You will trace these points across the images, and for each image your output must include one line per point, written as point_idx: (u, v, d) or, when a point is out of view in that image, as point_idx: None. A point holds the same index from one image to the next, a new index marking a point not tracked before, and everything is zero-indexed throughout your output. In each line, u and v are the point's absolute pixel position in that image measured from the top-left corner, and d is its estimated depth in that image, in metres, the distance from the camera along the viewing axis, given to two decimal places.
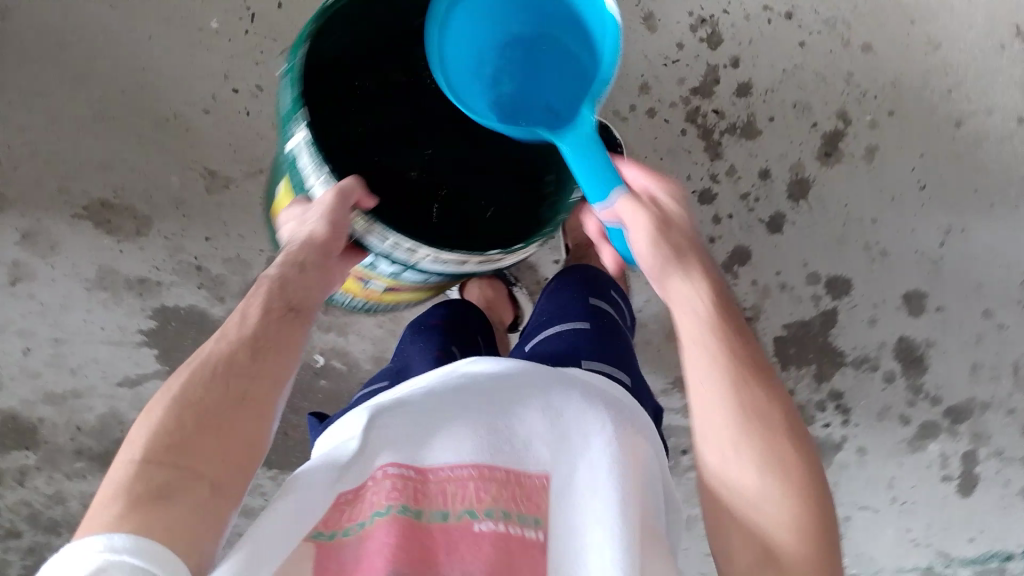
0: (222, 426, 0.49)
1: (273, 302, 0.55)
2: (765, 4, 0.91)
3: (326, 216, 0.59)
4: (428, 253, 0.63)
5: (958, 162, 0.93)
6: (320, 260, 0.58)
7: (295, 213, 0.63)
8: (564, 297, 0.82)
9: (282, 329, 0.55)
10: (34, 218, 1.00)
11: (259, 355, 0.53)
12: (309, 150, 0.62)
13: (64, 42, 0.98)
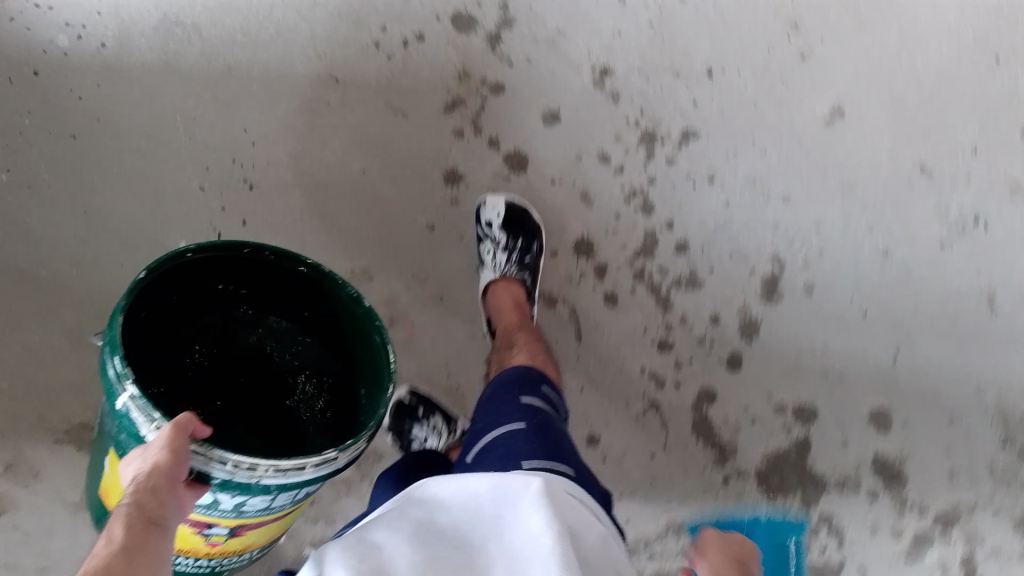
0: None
1: (133, 519, 0.50)
2: (687, 172, 1.01)
3: (161, 451, 0.53)
4: (268, 465, 0.57)
5: (896, 287, 1.00)
6: (169, 490, 0.53)
7: (129, 461, 0.58)
8: (488, 399, 0.76)
9: (151, 532, 0.50)
10: (16, 447, 0.95)
11: (138, 553, 0.48)
12: (138, 403, 0.57)
13: (33, 273, 0.98)
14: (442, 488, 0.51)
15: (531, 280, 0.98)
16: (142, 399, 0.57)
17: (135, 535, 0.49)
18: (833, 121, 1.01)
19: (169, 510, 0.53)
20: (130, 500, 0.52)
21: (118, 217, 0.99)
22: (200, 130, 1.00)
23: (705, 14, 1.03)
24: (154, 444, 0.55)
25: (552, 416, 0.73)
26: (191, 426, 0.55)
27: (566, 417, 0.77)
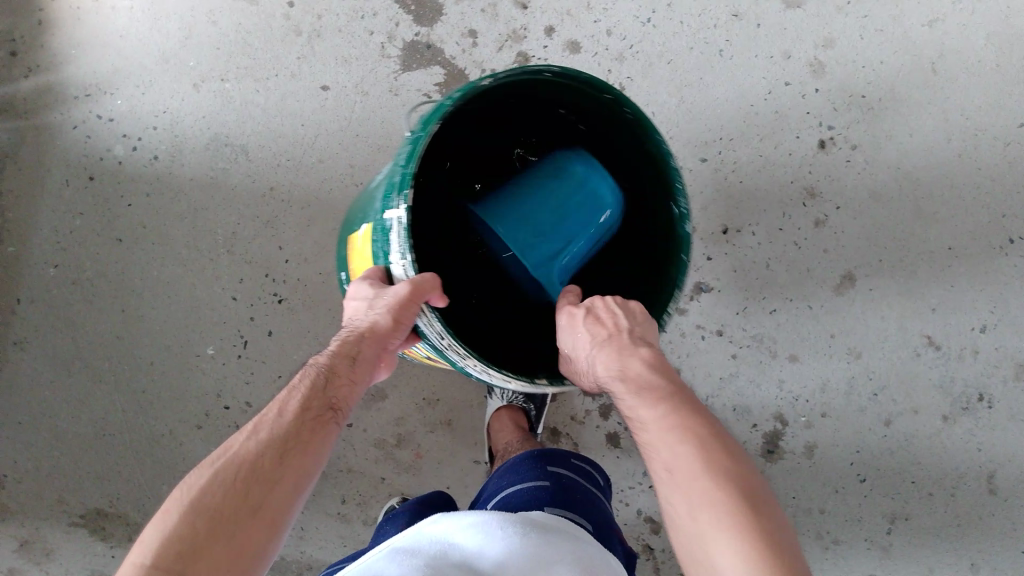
0: (257, 509, 0.56)
1: (312, 404, 0.64)
2: (698, 323, 1.00)
3: (395, 308, 0.67)
4: (475, 364, 0.66)
5: (894, 455, 1.01)
6: (376, 345, 0.68)
7: (366, 291, 0.71)
8: (520, 465, 0.84)
9: (320, 421, 0.63)
10: (33, 527, 1.09)
11: (294, 445, 0.60)
12: (401, 236, 0.67)
13: (72, 367, 1.08)
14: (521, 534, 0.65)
15: (535, 411, 1.02)
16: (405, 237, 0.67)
17: (299, 428, 0.61)
18: (845, 288, 1.00)
19: (362, 377, 0.69)
20: (327, 364, 0.68)
21: (157, 321, 1.07)
22: (239, 247, 1.06)
23: (726, 175, 0.99)
24: (396, 292, 0.68)
25: (578, 483, 0.82)
26: (427, 290, 0.69)
27: (596, 482, 0.86)
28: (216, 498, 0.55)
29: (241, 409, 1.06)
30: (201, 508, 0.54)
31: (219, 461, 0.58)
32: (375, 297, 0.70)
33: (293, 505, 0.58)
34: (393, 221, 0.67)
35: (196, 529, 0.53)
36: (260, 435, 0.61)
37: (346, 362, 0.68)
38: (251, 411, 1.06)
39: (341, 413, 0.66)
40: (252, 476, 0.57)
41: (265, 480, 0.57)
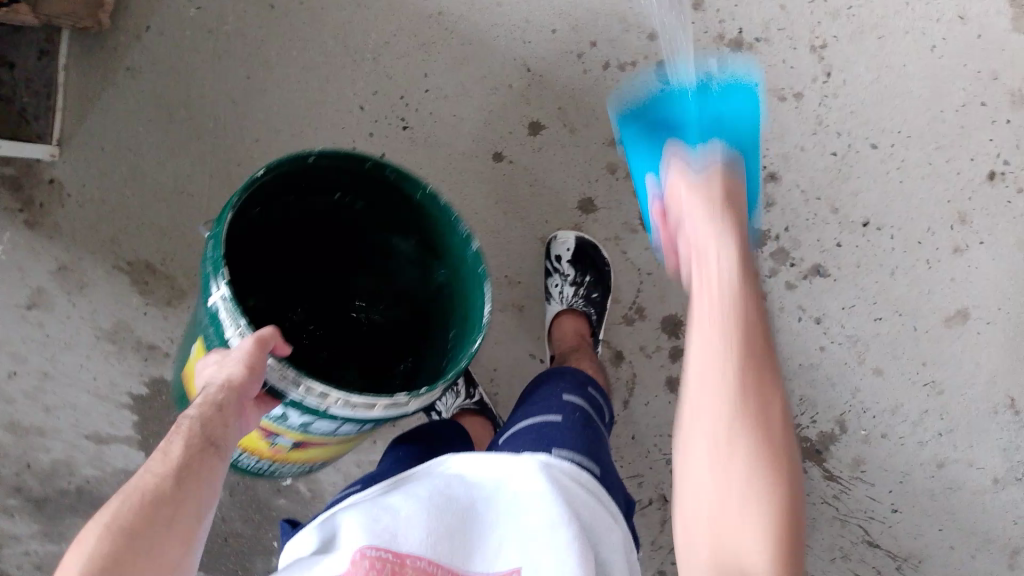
0: (165, 527, 0.51)
1: (194, 438, 0.56)
2: (800, 304, 0.99)
3: (242, 360, 0.57)
4: (338, 394, 0.58)
5: (931, 499, 1.00)
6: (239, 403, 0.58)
7: (212, 360, 0.61)
8: (530, 396, 0.81)
9: (206, 455, 0.56)
10: (76, 256, 1.06)
11: (189, 473, 0.54)
12: (229, 304, 0.58)
13: (173, 114, 1.04)
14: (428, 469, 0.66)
15: (596, 316, 0.99)
16: (231, 306, 0.58)
17: (188, 461, 0.55)
18: (954, 323, 0.98)
19: (231, 426, 0.58)
20: (196, 416, 0.58)
21: (275, 100, 1.03)
22: (385, 57, 1.02)
23: (888, 169, 0.97)
24: (238, 350, 0.58)
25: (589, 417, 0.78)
26: (271, 340, 0.58)
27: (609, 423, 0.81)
28: (127, 523, 0.50)
29: None
30: (116, 540, 0.49)
31: (116, 496, 0.52)
32: (224, 358, 0.59)
33: (199, 528, 0.53)
34: (217, 302, 0.59)
35: (117, 558, 0.48)
36: (151, 466, 0.54)
37: (213, 410, 0.58)
38: None
39: (226, 449, 0.58)
40: (155, 502, 0.52)
41: (167, 506, 0.52)
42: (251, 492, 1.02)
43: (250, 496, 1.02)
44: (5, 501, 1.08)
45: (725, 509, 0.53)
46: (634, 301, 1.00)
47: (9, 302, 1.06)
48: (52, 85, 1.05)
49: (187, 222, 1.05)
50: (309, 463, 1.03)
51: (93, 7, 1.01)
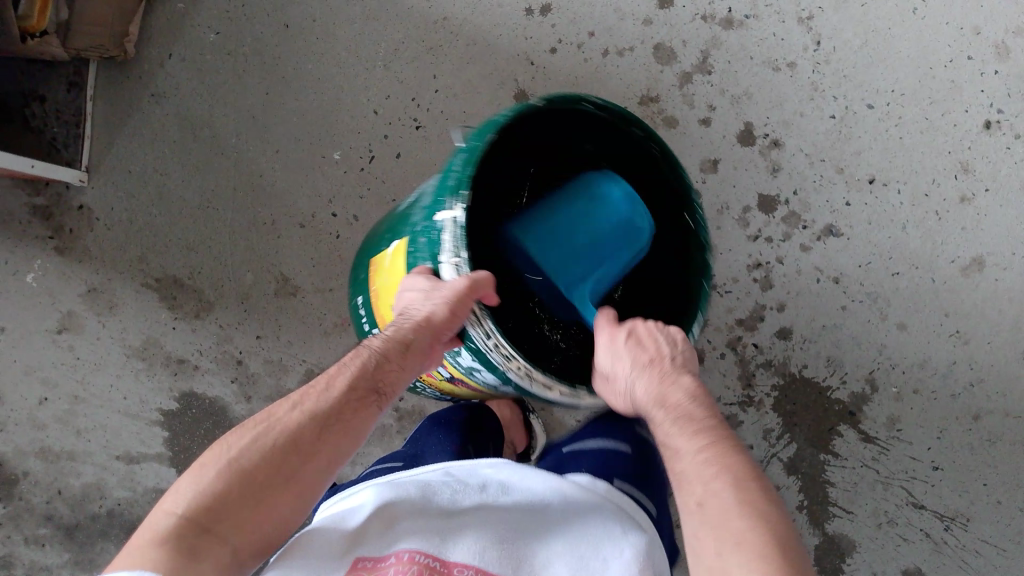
0: (286, 480, 0.58)
1: (359, 384, 0.65)
2: (817, 266, 1.00)
3: (449, 301, 0.64)
4: (521, 368, 0.64)
5: (972, 453, 0.98)
6: (427, 345, 0.67)
7: (419, 283, 0.68)
8: (597, 424, 0.87)
9: (363, 403, 0.64)
10: (105, 277, 1.08)
11: (333, 424, 0.62)
12: (455, 231, 0.66)
13: (196, 133, 1.09)
14: (541, 480, 0.65)
15: None
16: (461, 234, 0.66)
17: (341, 404, 0.63)
18: (972, 272, 0.99)
19: (405, 372, 0.67)
20: (375, 354, 0.67)
21: (293, 112, 1.08)
22: (396, 64, 1.07)
23: (887, 127, 1.01)
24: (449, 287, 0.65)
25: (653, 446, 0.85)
26: (482, 288, 0.66)
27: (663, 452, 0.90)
28: (253, 465, 0.57)
29: (347, 220, 1.07)
30: (235, 477, 0.57)
31: (264, 427, 0.60)
32: (427, 289, 0.67)
33: (323, 479, 0.61)
34: (444, 221, 0.66)
35: (225, 498, 0.56)
36: (304, 406, 0.62)
37: (398, 348, 0.67)
38: (356, 226, 1.07)
39: (385, 398, 0.66)
40: (286, 448, 0.59)
41: (301, 455, 0.59)
42: None
43: None
44: (36, 529, 1.08)
45: (719, 535, 0.53)
46: None
47: (38, 328, 1.08)
48: (81, 114, 1.08)
49: (212, 235, 1.08)
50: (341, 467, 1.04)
51: (119, 37, 1.06)
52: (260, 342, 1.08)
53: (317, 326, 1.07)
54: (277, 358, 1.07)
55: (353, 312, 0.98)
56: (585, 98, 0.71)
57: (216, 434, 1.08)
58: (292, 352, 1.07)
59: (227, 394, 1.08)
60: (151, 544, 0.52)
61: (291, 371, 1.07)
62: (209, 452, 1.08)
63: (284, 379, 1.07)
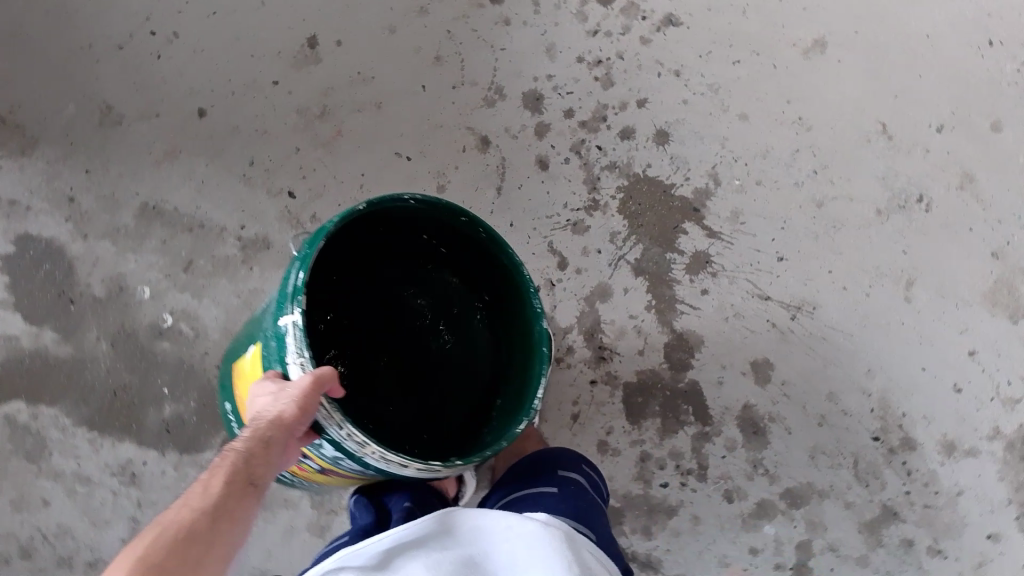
0: (191, 570, 0.53)
1: (235, 474, 0.60)
2: (657, 59, 0.97)
3: (297, 399, 0.62)
4: (375, 450, 0.64)
5: (818, 242, 0.96)
6: (285, 438, 0.62)
7: (268, 386, 0.66)
8: (522, 472, 0.85)
9: (243, 495, 0.59)
10: None
11: (224, 512, 0.57)
12: (297, 333, 0.64)
13: None
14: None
15: (451, 100, 0.98)
16: (300, 337, 0.64)
17: (226, 501, 0.58)
18: (813, 53, 0.96)
19: (270, 466, 0.62)
20: (243, 449, 0.61)
21: None
22: None
23: None
24: (298, 384, 0.63)
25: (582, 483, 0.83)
26: (328, 382, 0.64)
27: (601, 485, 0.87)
28: (156, 556, 0.53)
29: (167, 38, 1.02)
30: (144, 569, 0.52)
31: (155, 529, 0.55)
32: (278, 392, 0.65)
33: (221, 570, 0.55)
34: (286, 324, 0.65)
35: None
36: (190, 503, 0.57)
37: (259, 447, 0.62)
38: (176, 45, 1.02)
39: (261, 491, 0.61)
40: (184, 538, 0.55)
41: (200, 547, 0.55)
42: (129, 341, 1.04)
43: (132, 345, 1.04)
44: None
45: None
46: (492, 81, 0.98)
47: None
48: None
49: (27, 68, 1.02)
50: (186, 302, 1.03)
51: None
52: (89, 179, 1.03)
53: (148, 157, 1.02)
54: (110, 193, 1.03)
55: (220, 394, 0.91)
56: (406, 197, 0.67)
57: (58, 276, 1.04)
58: (124, 185, 1.02)
59: (63, 234, 1.04)
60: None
61: (124, 206, 1.03)
62: (51, 294, 1.04)
63: (117, 216, 1.03)
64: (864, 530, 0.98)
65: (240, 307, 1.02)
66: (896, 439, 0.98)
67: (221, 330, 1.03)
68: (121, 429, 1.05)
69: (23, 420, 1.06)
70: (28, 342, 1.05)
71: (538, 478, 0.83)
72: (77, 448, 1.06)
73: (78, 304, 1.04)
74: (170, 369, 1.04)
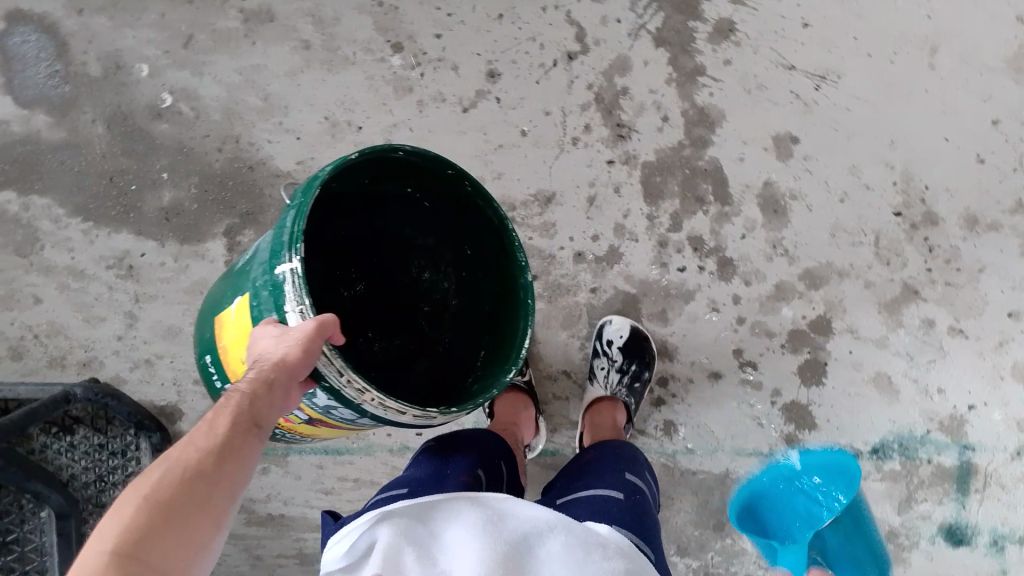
0: (201, 505, 0.48)
1: (242, 414, 0.54)
2: None
3: (302, 342, 0.56)
4: (376, 395, 0.59)
5: (841, 5, 0.99)
6: (290, 381, 0.56)
7: (262, 333, 0.60)
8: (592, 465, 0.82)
9: (248, 436, 0.53)
10: None
11: (231, 451, 0.52)
12: (298, 279, 0.59)
13: None
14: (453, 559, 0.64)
15: None
16: (301, 283, 0.59)
17: (239, 435, 0.53)
18: None
19: (276, 411, 0.56)
20: (247, 390, 0.55)
21: None
22: None
23: None
24: (300, 327, 0.57)
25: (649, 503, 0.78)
26: (332, 329, 0.58)
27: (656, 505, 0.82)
28: (163, 494, 0.47)
29: None
30: (144, 510, 0.46)
31: (162, 463, 0.50)
32: (283, 333, 0.58)
33: (231, 506, 0.51)
34: (284, 272, 0.60)
35: (142, 535, 0.45)
36: (195, 445, 0.51)
37: (263, 388, 0.55)
38: None
39: (266, 431, 0.55)
40: (193, 479, 0.49)
41: (207, 485, 0.49)
42: (128, 122, 1.01)
43: (129, 127, 1.01)
44: None
45: None
46: None
47: None
48: None
49: None
50: (187, 80, 1.00)
51: None
52: None
53: None
54: None
55: (196, 371, 0.80)
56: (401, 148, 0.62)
57: (48, 54, 1.00)
58: None
59: (55, 9, 1.01)
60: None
61: None
62: (41, 71, 1.00)
63: None
64: (884, 310, 1.00)
65: (246, 85, 1.00)
66: (918, 214, 0.98)
67: (224, 112, 1.00)
68: (118, 221, 1.02)
69: (13, 212, 1.01)
70: (19, 126, 1.00)
71: (613, 477, 0.79)
72: (71, 241, 1.02)
73: (71, 85, 1.00)
74: (166, 150, 1.00)
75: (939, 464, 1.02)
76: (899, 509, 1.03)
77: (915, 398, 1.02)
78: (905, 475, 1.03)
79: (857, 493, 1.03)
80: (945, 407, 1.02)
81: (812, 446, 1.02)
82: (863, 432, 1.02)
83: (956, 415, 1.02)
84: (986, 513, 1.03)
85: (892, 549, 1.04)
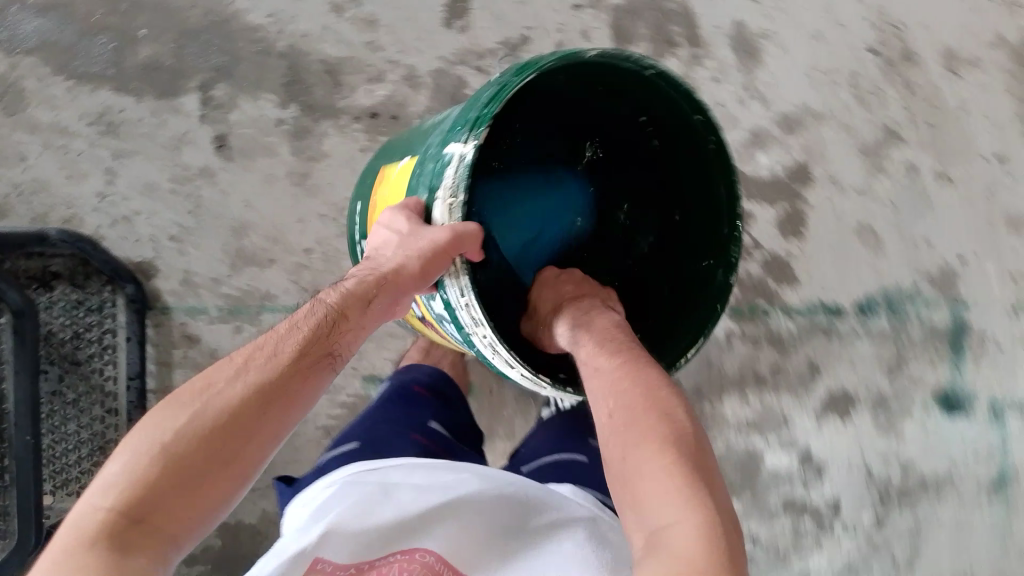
0: (233, 455, 0.51)
1: (309, 348, 0.59)
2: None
3: (427, 256, 0.62)
4: (486, 335, 0.62)
5: None
6: (400, 291, 0.64)
7: (400, 223, 0.65)
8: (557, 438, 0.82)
9: (313, 368, 0.58)
10: None
11: (281, 392, 0.55)
12: (461, 167, 0.61)
13: None
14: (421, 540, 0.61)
15: None
16: (463, 172, 0.61)
17: (292, 374, 0.56)
18: None
19: (362, 329, 0.63)
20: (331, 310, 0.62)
21: None
22: None
23: None
24: (433, 236, 0.62)
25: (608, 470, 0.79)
26: (463, 246, 0.63)
27: None
28: (185, 435, 0.50)
29: None
30: (163, 455, 0.49)
31: (203, 397, 0.53)
32: (415, 232, 0.64)
33: (268, 451, 0.54)
34: (452, 153, 0.62)
35: (157, 484, 0.48)
36: (244, 377, 0.55)
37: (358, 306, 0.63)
38: None
39: (339, 360, 0.61)
40: (229, 421, 0.52)
41: (243, 431, 0.52)
42: None
43: None
44: None
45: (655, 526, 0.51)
46: None
47: None
48: None
49: None
50: None
51: None
52: None
53: None
54: None
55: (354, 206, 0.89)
56: (648, 64, 0.62)
57: None
58: None
59: None
60: (74, 541, 0.45)
61: None
62: None
63: None
64: (864, 156, 0.96)
65: None
66: (896, 52, 0.97)
67: None
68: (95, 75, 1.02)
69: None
70: None
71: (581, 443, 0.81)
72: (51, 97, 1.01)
73: None
74: (148, 7, 1.02)
75: (932, 322, 0.97)
76: (890, 372, 0.97)
77: (901, 250, 0.97)
78: (894, 333, 0.97)
79: (844, 355, 0.97)
80: (934, 258, 0.96)
81: (791, 301, 0.96)
82: (846, 287, 0.97)
83: (946, 267, 0.96)
84: (984, 378, 0.97)
85: (881, 415, 0.97)
